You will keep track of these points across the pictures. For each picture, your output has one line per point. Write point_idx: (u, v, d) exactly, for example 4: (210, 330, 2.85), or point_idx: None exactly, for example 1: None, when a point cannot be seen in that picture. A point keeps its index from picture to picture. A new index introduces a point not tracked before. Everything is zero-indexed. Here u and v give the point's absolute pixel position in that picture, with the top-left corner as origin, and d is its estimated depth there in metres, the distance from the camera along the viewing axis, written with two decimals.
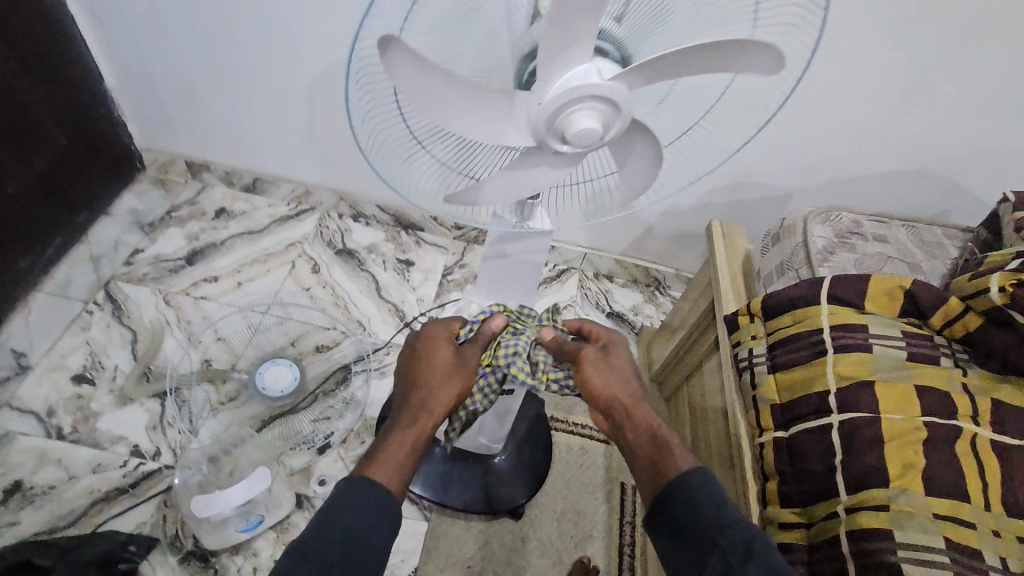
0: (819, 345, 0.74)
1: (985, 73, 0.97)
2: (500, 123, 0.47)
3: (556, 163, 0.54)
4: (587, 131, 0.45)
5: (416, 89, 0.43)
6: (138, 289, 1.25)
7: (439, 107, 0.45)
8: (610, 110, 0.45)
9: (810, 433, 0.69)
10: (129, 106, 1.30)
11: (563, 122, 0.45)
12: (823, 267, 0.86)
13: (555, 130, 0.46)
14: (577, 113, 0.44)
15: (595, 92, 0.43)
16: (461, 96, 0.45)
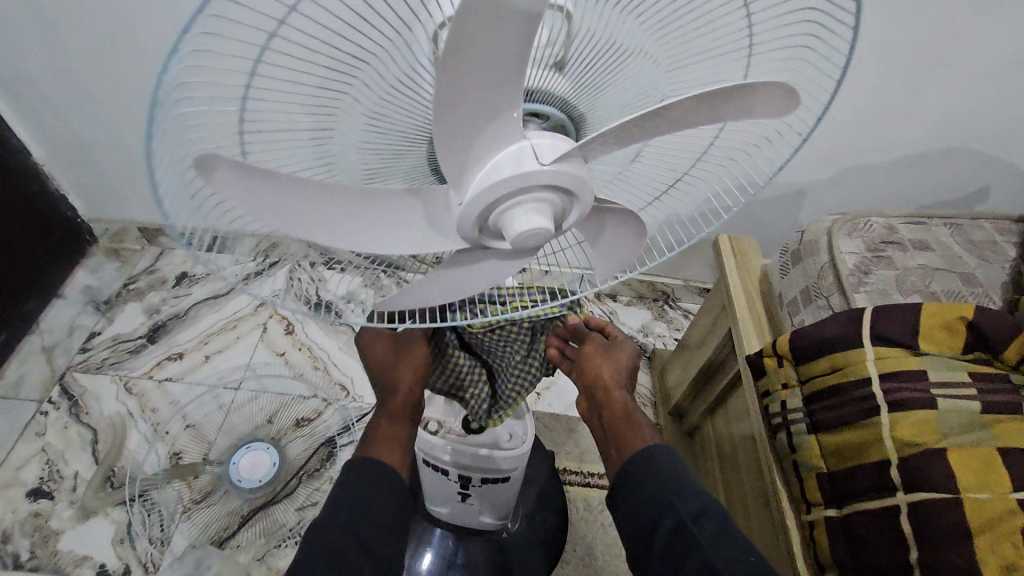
0: (869, 401, 0.61)
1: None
2: (414, 225, 0.44)
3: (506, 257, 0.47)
4: (536, 230, 0.38)
5: (275, 203, 0.39)
6: (96, 379, 1.14)
7: (330, 218, 0.41)
8: (556, 197, 0.38)
9: (873, 518, 0.56)
10: (67, 177, 1.18)
11: (504, 224, 0.38)
12: (859, 292, 0.72)
13: (492, 225, 0.39)
14: (517, 213, 0.38)
15: (532, 184, 0.36)
16: (355, 203, 0.41)
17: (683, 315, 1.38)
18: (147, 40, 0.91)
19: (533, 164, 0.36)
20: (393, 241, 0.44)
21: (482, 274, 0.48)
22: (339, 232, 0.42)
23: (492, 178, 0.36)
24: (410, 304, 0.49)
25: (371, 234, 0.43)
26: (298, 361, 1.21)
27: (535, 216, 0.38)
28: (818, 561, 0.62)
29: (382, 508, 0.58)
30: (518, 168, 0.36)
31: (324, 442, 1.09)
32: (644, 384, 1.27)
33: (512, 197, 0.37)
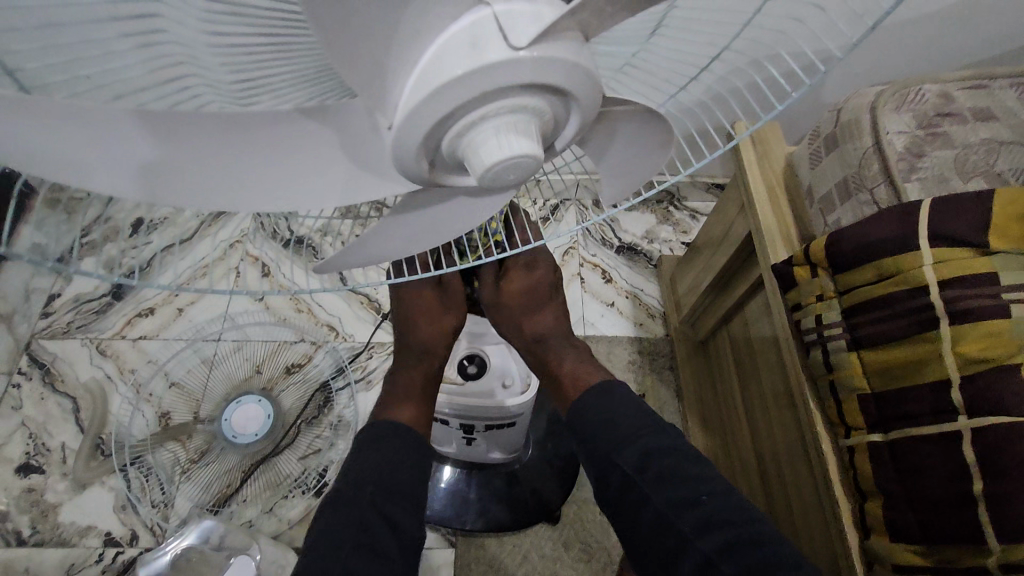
0: (924, 312, 0.52)
1: None
2: (332, 163, 0.33)
3: (477, 195, 0.37)
4: (515, 158, 0.28)
5: (110, 172, 0.29)
6: (66, 345, 1.06)
7: (203, 173, 0.31)
8: (540, 104, 0.28)
9: (926, 444, 0.50)
10: None
11: (466, 152, 0.28)
12: (911, 180, 0.61)
13: (447, 149, 0.29)
14: (481, 133, 0.27)
15: (495, 82, 0.25)
16: (232, 139, 0.30)
17: (690, 215, 1.26)
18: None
19: (495, 51, 0.24)
20: (315, 179, 0.34)
21: (457, 210, 0.39)
22: (230, 187, 0.32)
23: (433, 80, 0.25)
24: (370, 258, 0.40)
25: (276, 182, 0.33)
26: (278, 305, 1.12)
27: (508, 137, 0.28)
28: (858, 489, 0.56)
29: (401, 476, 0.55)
30: (469, 59, 0.24)
31: (319, 389, 1.03)
32: (652, 294, 1.19)
33: (475, 108, 0.27)
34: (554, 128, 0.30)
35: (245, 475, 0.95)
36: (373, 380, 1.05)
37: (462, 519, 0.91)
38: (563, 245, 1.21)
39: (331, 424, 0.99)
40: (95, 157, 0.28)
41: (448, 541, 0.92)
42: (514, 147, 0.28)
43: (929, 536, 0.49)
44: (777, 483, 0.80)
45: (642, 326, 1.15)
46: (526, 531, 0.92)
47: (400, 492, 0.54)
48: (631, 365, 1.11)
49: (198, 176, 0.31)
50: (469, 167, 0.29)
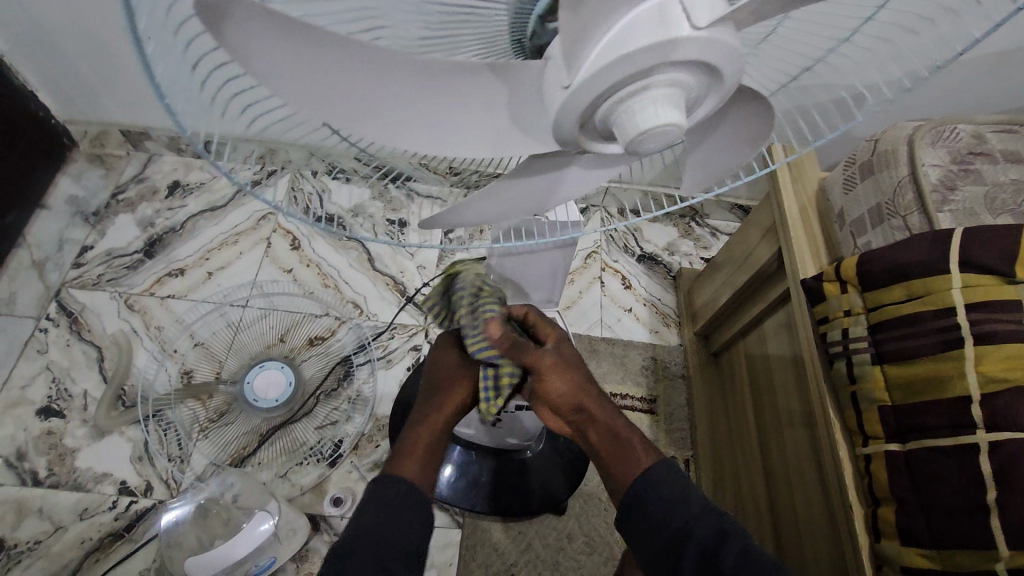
0: (949, 332, 0.55)
1: None
2: (493, 115, 0.37)
3: (593, 165, 0.42)
4: (669, 128, 0.31)
5: (313, 93, 0.32)
6: (95, 296, 1.07)
7: (386, 108, 0.34)
8: (695, 81, 0.31)
9: (944, 455, 0.53)
10: (41, 70, 1.04)
11: (621, 118, 0.31)
12: (943, 211, 0.64)
13: (605, 114, 0.31)
14: (642, 101, 0.30)
15: (675, 54, 0.28)
16: (422, 77, 0.33)
17: (711, 232, 1.30)
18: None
19: (682, 28, 0.28)
20: (468, 131, 0.37)
21: (562, 180, 0.43)
22: (403, 122, 0.36)
23: (616, 50, 0.28)
24: (468, 219, 0.44)
25: (438, 123, 0.36)
26: (305, 278, 1.14)
27: (664, 108, 0.30)
28: (871, 495, 0.59)
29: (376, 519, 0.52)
30: (659, 32, 0.27)
31: (340, 362, 1.05)
32: (668, 305, 1.22)
33: (640, 78, 0.29)
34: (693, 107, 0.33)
35: (262, 439, 0.97)
36: (393, 360, 1.08)
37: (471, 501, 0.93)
38: (587, 250, 1.24)
39: (349, 398, 1.01)
40: (314, 78, 0.31)
41: (455, 521, 0.94)
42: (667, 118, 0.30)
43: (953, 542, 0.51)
44: (783, 492, 0.83)
45: (656, 334, 1.18)
46: (532, 519, 0.95)
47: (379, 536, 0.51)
48: (644, 370, 1.14)
49: (381, 112, 0.35)
50: (619, 134, 0.32)
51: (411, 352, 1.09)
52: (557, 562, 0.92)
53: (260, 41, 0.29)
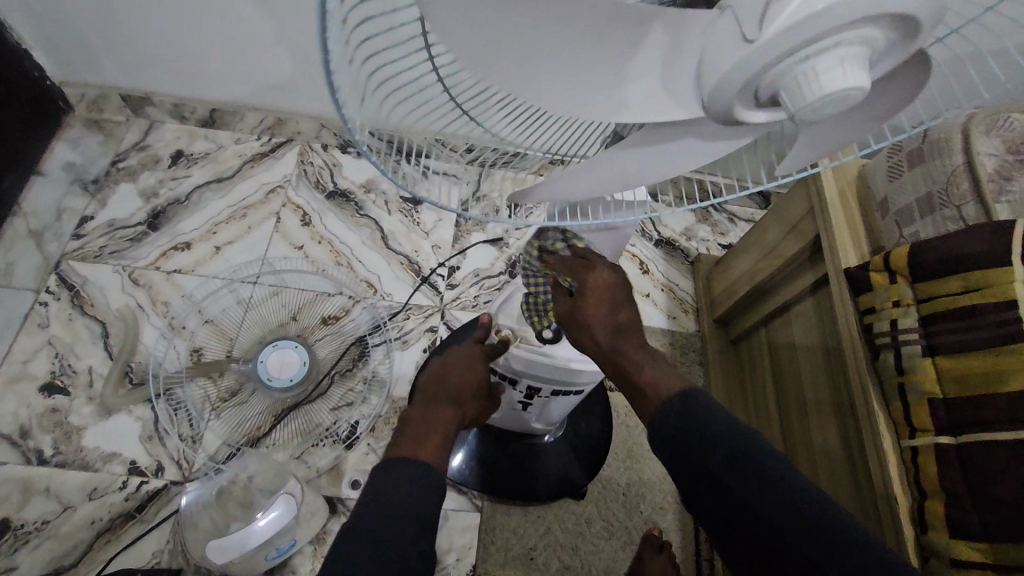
0: (1011, 327, 0.54)
1: None
2: (640, 75, 0.34)
3: (712, 137, 0.39)
4: (847, 91, 0.30)
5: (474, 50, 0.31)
6: (96, 269, 1.03)
7: (540, 70, 0.32)
8: (875, 42, 0.30)
9: (1003, 450, 0.52)
10: (36, 27, 0.98)
11: (799, 81, 0.30)
12: (1000, 201, 0.62)
13: (778, 80, 0.31)
14: (824, 63, 0.29)
15: (874, 14, 0.27)
16: (582, 27, 0.31)
17: (729, 218, 1.28)
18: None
19: None
20: (608, 94, 0.34)
21: (667, 154, 0.41)
22: (551, 81, 0.33)
23: (831, 1, 0.26)
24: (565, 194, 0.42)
25: (586, 79, 0.33)
26: (317, 256, 1.10)
27: (844, 69, 0.30)
28: (919, 487, 0.58)
29: (411, 492, 0.51)
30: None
31: (355, 342, 1.02)
32: (686, 290, 1.21)
33: (833, 36, 0.29)
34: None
35: (276, 419, 0.94)
36: (409, 341, 1.05)
37: (492, 486, 0.91)
38: None
39: (365, 379, 0.99)
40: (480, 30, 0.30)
41: (475, 505, 0.93)
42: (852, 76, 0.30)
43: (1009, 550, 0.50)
44: (810, 483, 0.83)
45: (674, 319, 1.17)
46: (552, 504, 0.94)
47: (420, 512, 0.50)
48: (662, 356, 1.12)
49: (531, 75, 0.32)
50: (791, 99, 0.31)
51: (428, 334, 1.06)
52: (577, 547, 0.92)
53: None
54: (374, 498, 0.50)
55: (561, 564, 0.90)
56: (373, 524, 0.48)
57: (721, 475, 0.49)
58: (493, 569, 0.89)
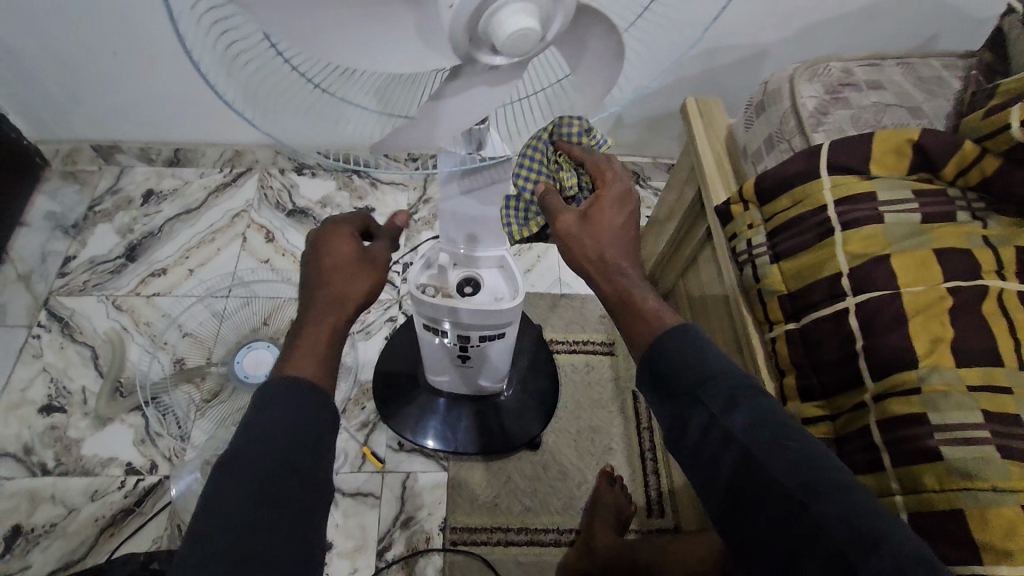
0: (825, 224, 0.67)
1: None
2: (408, 46, 0.40)
3: (496, 81, 0.44)
4: (524, 33, 0.35)
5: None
6: (83, 300, 1.14)
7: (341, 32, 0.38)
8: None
9: (826, 322, 0.64)
10: (12, 93, 1.12)
11: (491, 28, 0.36)
12: (818, 131, 0.76)
13: (481, 28, 0.36)
14: (504, 14, 0.35)
15: None
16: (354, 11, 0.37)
17: (654, 193, 1.42)
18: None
19: None
20: (395, 62, 0.41)
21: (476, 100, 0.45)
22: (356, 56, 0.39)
23: None
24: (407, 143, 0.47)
25: (373, 56, 0.40)
26: (282, 267, 1.22)
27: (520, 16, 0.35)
28: (779, 368, 0.69)
29: (292, 415, 0.46)
30: None
31: None
32: None
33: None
34: (549, 25, 0.38)
35: None
36: (372, 332, 1.17)
37: (455, 444, 1.03)
38: None
39: None
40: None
41: (441, 465, 1.05)
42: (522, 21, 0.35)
43: (875, 468, 0.57)
44: None
45: None
46: (511, 456, 1.06)
47: (291, 437, 0.45)
48: (603, 318, 1.24)
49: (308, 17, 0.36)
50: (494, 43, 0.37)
51: (388, 323, 1.18)
52: (536, 491, 1.03)
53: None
54: (244, 441, 0.44)
55: (523, 506, 1.02)
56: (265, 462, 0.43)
57: (717, 410, 0.45)
58: (462, 518, 1.00)
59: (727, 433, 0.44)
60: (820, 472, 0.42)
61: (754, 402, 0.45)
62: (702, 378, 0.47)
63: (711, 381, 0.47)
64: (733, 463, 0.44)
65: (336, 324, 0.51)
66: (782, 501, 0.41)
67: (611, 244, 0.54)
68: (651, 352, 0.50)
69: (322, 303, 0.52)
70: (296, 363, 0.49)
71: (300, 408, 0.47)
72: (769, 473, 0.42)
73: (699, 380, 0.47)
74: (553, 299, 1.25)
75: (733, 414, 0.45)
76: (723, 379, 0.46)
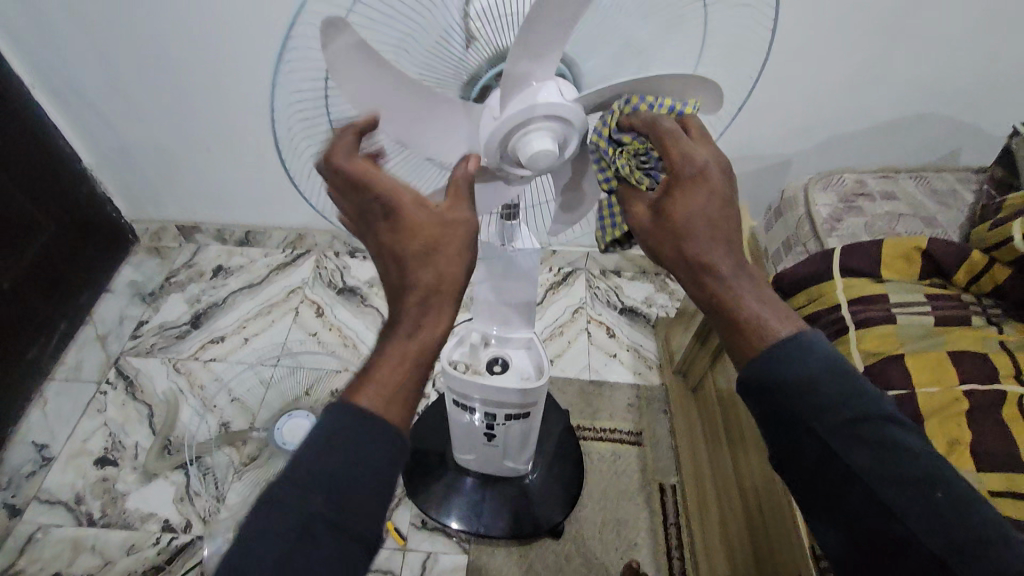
0: (840, 323, 0.69)
1: (957, 12, 0.93)
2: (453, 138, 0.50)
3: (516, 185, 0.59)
4: (544, 152, 0.46)
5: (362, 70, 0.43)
6: (148, 361, 1.25)
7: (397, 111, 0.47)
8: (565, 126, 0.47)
9: None
10: (120, 180, 1.31)
11: (521, 144, 0.47)
12: (832, 236, 0.81)
13: (513, 147, 0.48)
14: (535, 133, 0.46)
15: (553, 110, 0.46)
16: (417, 104, 0.47)
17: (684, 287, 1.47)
18: (169, 27, 0.99)
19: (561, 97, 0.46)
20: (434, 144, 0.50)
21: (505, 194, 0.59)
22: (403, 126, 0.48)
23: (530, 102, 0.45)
24: None
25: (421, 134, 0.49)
26: (328, 340, 1.30)
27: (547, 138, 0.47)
28: None
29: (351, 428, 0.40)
30: (552, 97, 0.46)
31: None
32: (650, 349, 1.35)
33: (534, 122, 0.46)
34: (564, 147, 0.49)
35: None
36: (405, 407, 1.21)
37: (478, 526, 1.03)
38: (573, 306, 1.41)
39: None
40: None
41: (462, 548, 1.04)
42: (545, 145, 0.46)
43: None
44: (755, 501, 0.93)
45: (640, 375, 1.30)
46: (533, 544, 1.05)
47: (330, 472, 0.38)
48: (630, 407, 1.25)
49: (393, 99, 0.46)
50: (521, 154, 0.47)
51: (421, 398, 1.23)
52: None
53: (342, 54, 0.42)
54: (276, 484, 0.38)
55: None
56: (292, 500, 0.37)
57: (836, 446, 0.41)
58: None
59: (822, 446, 0.41)
60: (961, 517, 0.38)
61: (873, 427, 0.40)
62: (820, 409, 0.41)
63: (806, 396, 0.41)
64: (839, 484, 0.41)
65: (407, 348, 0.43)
66: (915, 557, 0.38)
67: (721, 250, 0.44)
68: (762, 368, 0.43)
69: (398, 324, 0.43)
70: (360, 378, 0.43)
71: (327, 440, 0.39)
72: (877, 502, 0.40)
73: (820, 409, 0.41)
74: (581, 385, 1.28)
75: (856, 453, 0.40)
76: (860, 402, 0.41)
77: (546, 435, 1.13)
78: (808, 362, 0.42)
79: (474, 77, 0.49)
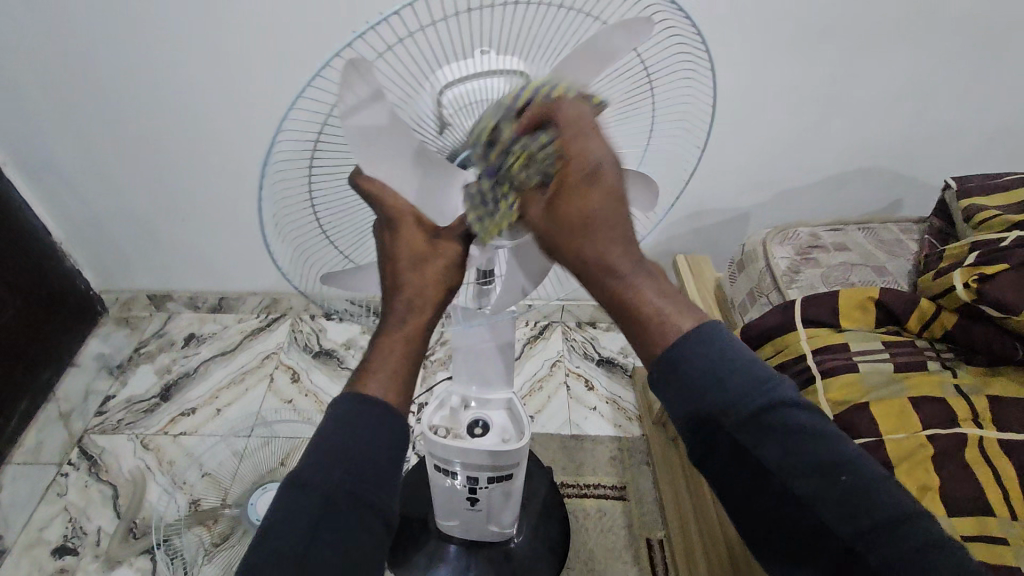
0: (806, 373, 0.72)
1: (885, 79, 1.02)
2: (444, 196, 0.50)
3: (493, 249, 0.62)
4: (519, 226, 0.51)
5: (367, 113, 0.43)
6: (114, 439, 1.20)
7: (401, 163, 0.47)
8: None
9: None
10: (90, 252, 1.30)
11: None
12: (792, 287, 0.85)
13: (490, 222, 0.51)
14: None
15: None
16: (419, 158, 0.48)
17: (658, 335, 1.50)
18: (149, 107, 1.02)
19: None
20: (430, 199, 0.50)
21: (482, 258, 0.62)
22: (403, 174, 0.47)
23: None
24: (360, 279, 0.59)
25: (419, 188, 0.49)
26: (304, 407, 1.27)
27: None
28: None
29: (363, 443, 0.42)
30: None
31: None
32: (629, 400, 1.36)
33: None
34: None
35: None
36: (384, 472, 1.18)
37: None
38: (551, 360, 1.42)
39: None
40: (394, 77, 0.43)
41: None
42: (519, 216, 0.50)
43: None
44: (742, 553, 0.93)
45: (620, 427, 1.31)
46: None
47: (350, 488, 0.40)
48: (612, 460, 1.24)
49: (397, 140, 0.46)
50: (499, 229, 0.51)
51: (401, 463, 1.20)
52: None
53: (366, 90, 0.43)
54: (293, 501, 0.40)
55: None
56: (295, 556, 0.38)
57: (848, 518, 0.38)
58: None
59: (812, 499, 0.39)
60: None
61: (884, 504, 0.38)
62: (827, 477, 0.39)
63: (793, 439, 0.39)
64: (808, 524, 0.39)
65: (407, 349, 0.45)
66: None
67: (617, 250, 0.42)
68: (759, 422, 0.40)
69: (402, 325, 0.45)
70: (363, 380, 0.45)
71: (343, 460, 0.41)
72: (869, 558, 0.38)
73: (829, 480, 0.39)
74: (563, 440, 1.27)
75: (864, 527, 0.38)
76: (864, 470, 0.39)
77: (530, 495, 1.11)
78: (752, 397, 0.40)
79: (455, 153, 0.51)
